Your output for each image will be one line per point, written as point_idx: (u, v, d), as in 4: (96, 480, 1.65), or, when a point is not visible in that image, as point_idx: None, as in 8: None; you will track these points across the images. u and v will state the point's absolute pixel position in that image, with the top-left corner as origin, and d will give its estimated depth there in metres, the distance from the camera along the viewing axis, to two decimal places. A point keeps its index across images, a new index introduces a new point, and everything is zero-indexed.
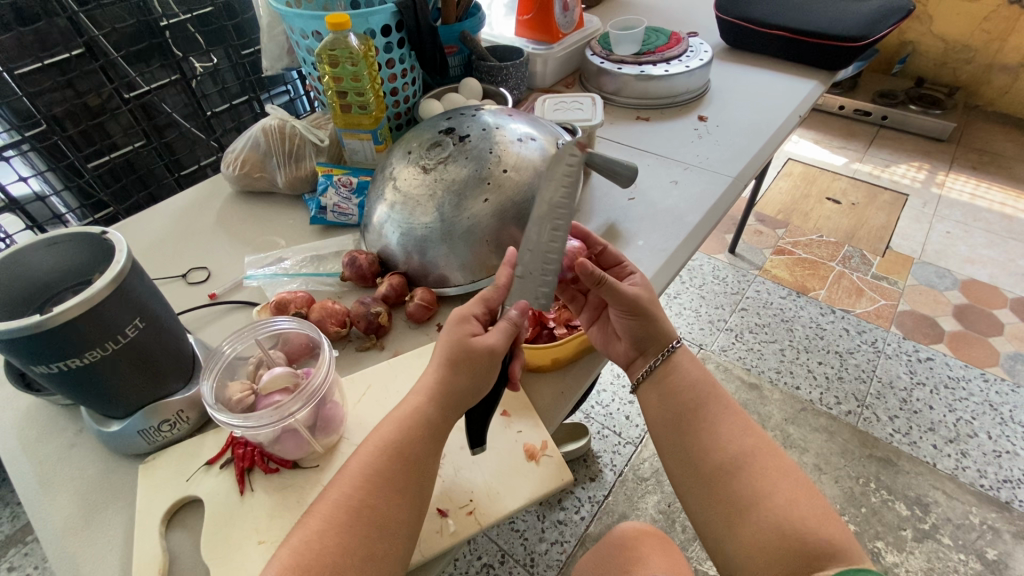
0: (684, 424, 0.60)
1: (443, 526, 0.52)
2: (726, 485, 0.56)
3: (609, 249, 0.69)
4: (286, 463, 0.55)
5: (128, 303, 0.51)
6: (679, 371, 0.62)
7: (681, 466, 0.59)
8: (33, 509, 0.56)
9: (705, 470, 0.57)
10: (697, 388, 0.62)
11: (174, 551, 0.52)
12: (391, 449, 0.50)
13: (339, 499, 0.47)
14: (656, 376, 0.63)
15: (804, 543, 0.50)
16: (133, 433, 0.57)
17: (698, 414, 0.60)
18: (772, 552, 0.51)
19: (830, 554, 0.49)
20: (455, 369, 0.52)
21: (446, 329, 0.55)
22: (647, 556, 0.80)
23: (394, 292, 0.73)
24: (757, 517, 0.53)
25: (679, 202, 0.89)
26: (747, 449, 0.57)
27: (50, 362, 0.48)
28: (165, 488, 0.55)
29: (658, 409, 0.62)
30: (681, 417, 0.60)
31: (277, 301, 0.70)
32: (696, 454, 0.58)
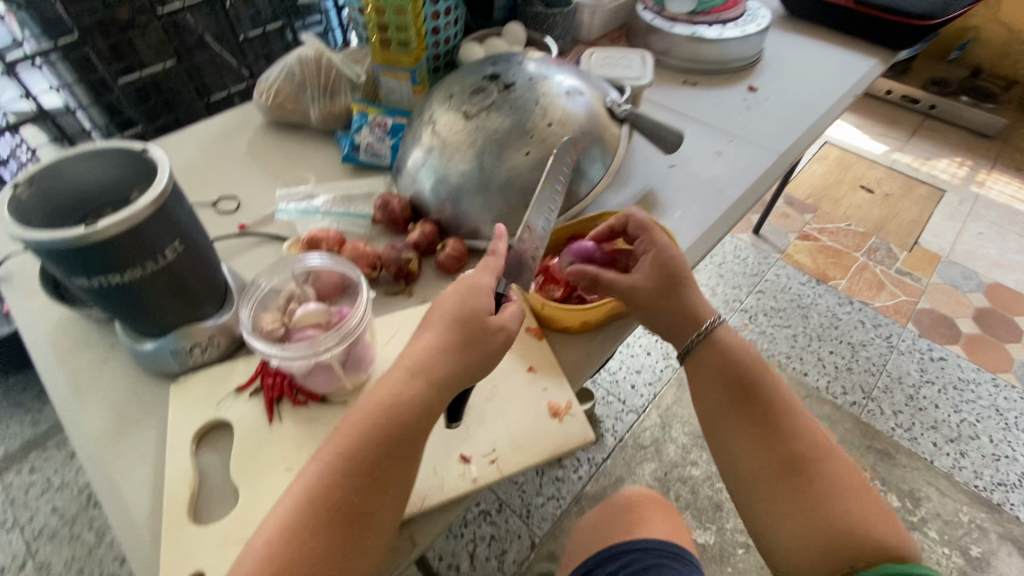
0: (742, 418, 0.58)
1: (465, 471, 0.52)
2: (784, 478, 0.54)
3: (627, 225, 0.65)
4: (314, 397, 0.56)
5: (169, 224, 0.51)
6: (732, 355, 0.60)
7: (742, 454, 0.57)
8: (70, 417, 0.58)
9: (762, 463, 0.56)
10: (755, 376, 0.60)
11: (204, 470, 0.53)
12: (383, 427, 0.47)
13: (330, 477, 0.45)
14: (709, 363, 0.61)
15: (858, 543, 0.50)
16: (167, 354, 0.58)
17: (757, 402, 0.58)
18: (825, 547, 0.51)
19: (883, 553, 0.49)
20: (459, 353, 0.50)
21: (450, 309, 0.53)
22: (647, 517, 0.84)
23: (426, 240, 0.72)
24: (810, 515, 0.52)
25: (721, 175, 0.87)
26: (802, 445, 0.56)
27: (92, 276, 0.48)
28: (197, 409, 0.56)
29: (718, 397, 0.60)
30: (733, 408, 0.58)
31: (309, 237, 0.69)
32: (758, 443, 0.56)
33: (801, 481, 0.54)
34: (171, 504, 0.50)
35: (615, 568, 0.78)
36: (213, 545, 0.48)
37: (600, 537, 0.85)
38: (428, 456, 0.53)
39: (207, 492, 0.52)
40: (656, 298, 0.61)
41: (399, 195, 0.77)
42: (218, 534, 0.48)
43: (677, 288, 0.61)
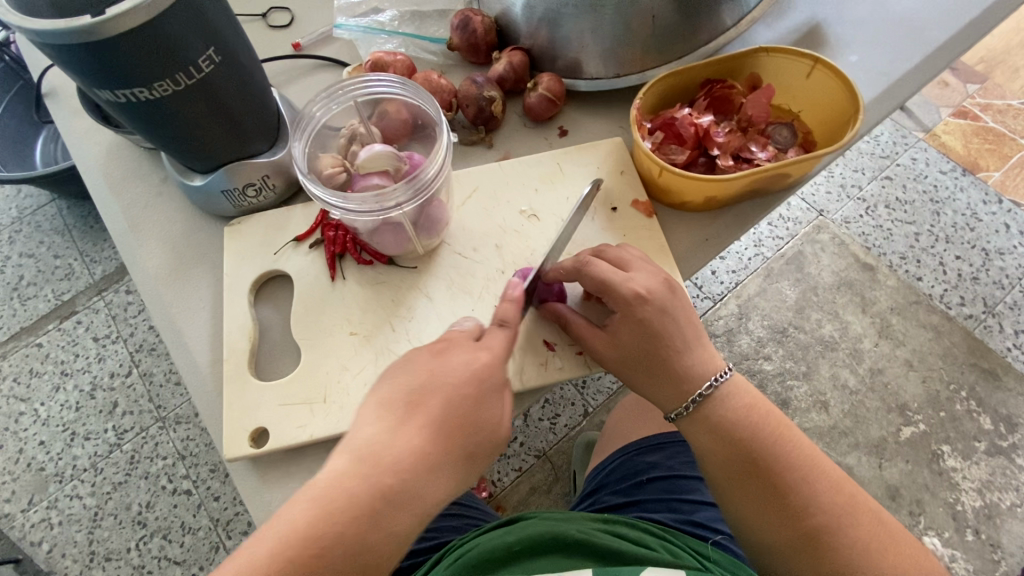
0: (759, 489, 0.41)
1: (549, 360, 0.45)
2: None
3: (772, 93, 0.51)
4: (380, 258, 0.49)
5: (199, 25, 0.39)
6: (727, 416, 0.42)
7: (761, 531, 0.41)
8: (127, 252, 0.54)
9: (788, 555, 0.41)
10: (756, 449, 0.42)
11: (264, 323, 0.49)
12: (446, 429, 0.38)
13: (379, 456, 0.36)
14: (699, 430, 0.43)
15: None
16: (217, 192, 0.51)
17: (776, 480, 0.41)
18: None
19: None
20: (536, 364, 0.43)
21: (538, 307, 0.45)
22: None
23: (513, 74, 0.57)
24: None
25: (926, 4, 0.62)
26: (843, 518, 0.40)
27: (116, 90, 0.39)
28: (253, 258, 0.50)
29: (716, 472, 0.43)
30: (747, 474, 0.41)
31: (373, 61, 0.56)
32: (780, 523, 0.41)
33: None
34: (232, 356, 0.46)
35: (658, 459, 0.67)
36: (277, 403, 0.44)
37: (634, 425, 0.74)
38: None
39: (269, 347, 0.48)
40: (634, 368, 0.43)
41: (481, 12, 0.60)
42: (281, 392, 0.45)
43: (663, 344, 0.42)
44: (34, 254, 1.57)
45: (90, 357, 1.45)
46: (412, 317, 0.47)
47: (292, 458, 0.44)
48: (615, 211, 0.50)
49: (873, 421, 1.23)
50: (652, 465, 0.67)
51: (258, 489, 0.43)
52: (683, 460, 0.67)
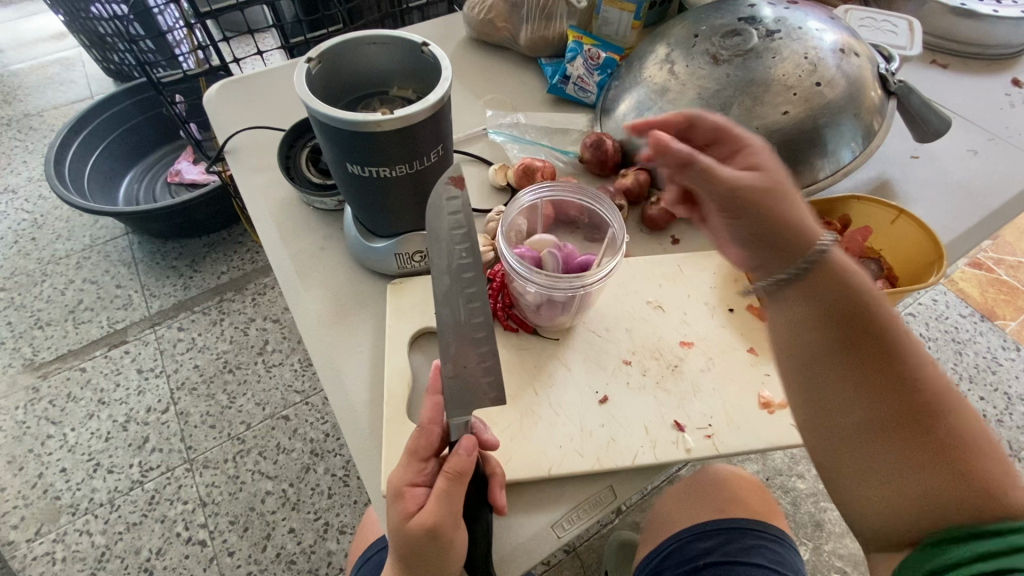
0: (853, 354, 0.38)
1: (679, 439, 0.49)
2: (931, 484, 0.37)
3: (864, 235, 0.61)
4: (527, 327, 0.56)
5: (439, 127, 0.49)
6: (840, 284, 0.39)
7: (846, 398, 0.39)
8: (292, 295, 0.61)
9: (877, 418, 0.38)
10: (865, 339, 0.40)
11: (416, 372, 0.55)
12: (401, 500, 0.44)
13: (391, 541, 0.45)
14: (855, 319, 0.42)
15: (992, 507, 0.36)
16: (389, 254, 0.59)
17: (874, 342, 0.38)
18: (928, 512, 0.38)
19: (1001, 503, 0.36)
20: (398, 501, 0.43)
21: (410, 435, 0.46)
22: (743, 494, 0.77)
23: (638, 188, 0.68)
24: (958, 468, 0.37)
25: (977, 175, 0.74)
26: (962, 421, 0.38)
27: (364, 166, 0.49)
28: (413, 314, 0.57)
29: (806, 331, 0.40)
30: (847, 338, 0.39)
31: (525, 165, 0.67)
32: (870, 391, 0.38)
33: (970, 490, 0.37)
34: (392, 399, 0.52)
35: (712, 545, 0.70)
36: None
37: (687, 510, 0.77)
38: (641, 414, 0.51)
39: (420, 395, 0.53)
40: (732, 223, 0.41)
41: (610, 136, 0.72)
42: None
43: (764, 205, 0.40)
44: (97, 281, 1.63)
45: (130, 388, 1.46)
46: (553, 383, 0.53)
47: None
48: (732, 312, 0.57)
49: None
50: (706, 551, 0.70)
51: None
52: (737, 546, 0.69)
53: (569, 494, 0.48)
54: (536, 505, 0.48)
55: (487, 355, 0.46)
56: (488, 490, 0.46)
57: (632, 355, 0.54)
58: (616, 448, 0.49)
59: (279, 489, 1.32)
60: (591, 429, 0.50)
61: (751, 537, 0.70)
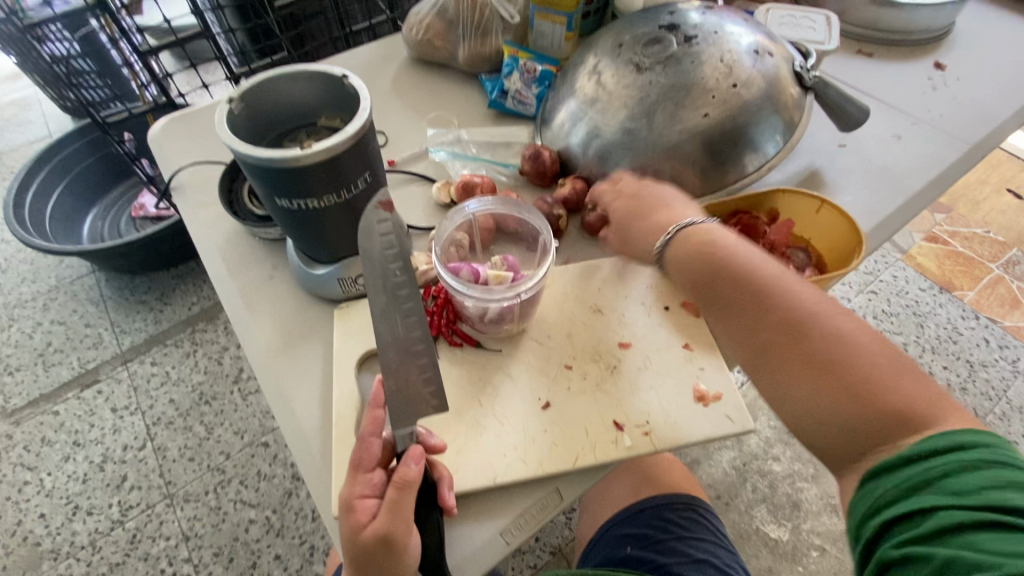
0: (738, 296, 0.51)
1: (618, 439, 0.51)
2: (832, 387, 0.44)
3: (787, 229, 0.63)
4: (470, 340, 0.58)
5: (363, 155, 0.51)
6: (695, 243, 0.55)
7: (739, 335, 0.50)
8: (242, 327, 0.62)
9: (766, 341, 0.48)
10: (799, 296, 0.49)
11: (365, 392, 0.56)
12: (352, 514, 0.44)
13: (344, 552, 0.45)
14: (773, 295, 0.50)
15: (875, 397, 0.42)
16: (333, 280, 0.60)
17: (748, 282, 0.51)
18: (835, 418, 0.43)
19: (879, 397, 0.42)
20: (352, 514, 0.44)
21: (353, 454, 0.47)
22: (657, 471, 0.84)
23: (576, 196, 0.70)
24: (824, 360, 0.45)
25: (900, 159, 0.78)
26: (849, 336, 0.45)
27: (292, 199, 0.50)
28: (360, 336, 0.58)
29: (703, 285, 0.54)
30: (730, 284, 0.52)
31: (464, 182, 0.69)
32: (751, 318, 0.50)
33: (856, 392, 0.43)
34: (340, 421, 0.53)
35: (634, 531, 0.78)
36: None
37: (610, 504, 0.85)
38: (583, 416, 0.53)
39: None
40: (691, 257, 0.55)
41: (547, 147, 0.74)
42: None
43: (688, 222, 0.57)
44: (66, 322, 1.62)
45: (105, 427, 1.44)
46: (496, 394, 0.54)
47: None
48: (668, 309, 0.59)
49: None
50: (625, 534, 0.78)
51: None
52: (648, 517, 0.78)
53: (516, 501, 0.50)
54: (483, 514, 0.49)
55: (423, 369, 0.48)
56: (437, 493, 0.47)
57: (573, 360, 0.56)
58: (559, 450, 0.51)
59: (263, 516, 1.31)
60: (535, 435, 0.52)
61: (666, 510, 0.79)
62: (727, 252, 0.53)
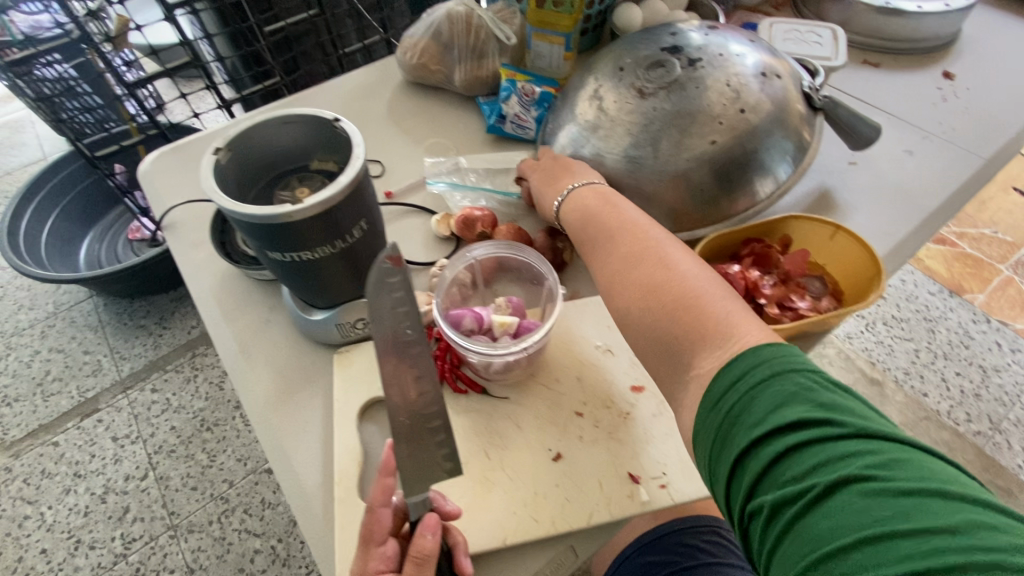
0: (599, 236, 0.56)
1: (634, 492, 0.49)
2: (660, 308, 0.47)
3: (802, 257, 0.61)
4: (475, 387, 0.55)
5: (358, 203, 0.48)
6: (577, 196, 0.60)
7: (598, 269, 0.55)
8: (238, 376, 0.59)
9: (610, 271, 0.53)
10: (675, 263, 0.48)
11: (367, 444, 0.53)
12: None
13: None
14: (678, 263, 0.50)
15: (689, 313, 0.45)
16: (331, 325, 0.58)
17: (609, 225, 0.55)
18: (655, 333, 0.47)
19: (695, 314, 0.45)
20: None
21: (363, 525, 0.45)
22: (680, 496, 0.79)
23: None
24: (653, 287, 0.48)
25: (913, 176, 0.75)
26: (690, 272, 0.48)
27: (285, 252, 0.48)
28: (361, 383, 0.56)
29: (578, 230, 0.59)
30: (593, 226, 0.57)
31: (465, 216, 0.67)
32: (605, 253, 0.54)
33: (682, 312, 0.45)
34: (342, 478, 0.50)
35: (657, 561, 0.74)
36: None
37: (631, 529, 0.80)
38: (595, 467, 0.50)
39: (373, 469, 0.52)
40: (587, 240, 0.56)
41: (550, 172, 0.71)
42: None
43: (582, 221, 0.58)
44: (64, 349, 1.60)
45: (106, 457, 1.42)
46: (504, 445, 0.52)
47: None
48: None
49: None
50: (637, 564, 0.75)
51: None
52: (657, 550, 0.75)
53: (528, 563, 0.47)
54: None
55: (427, 428, 0.45)
56: (451, 560, 0.45)
57: (584, 406, 0.54)
58: (572, 506, 0.48)
59: (268, 545, 1.29)
60: (546, 490, 0.49)
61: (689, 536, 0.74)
62: (601, 203, 0.58)
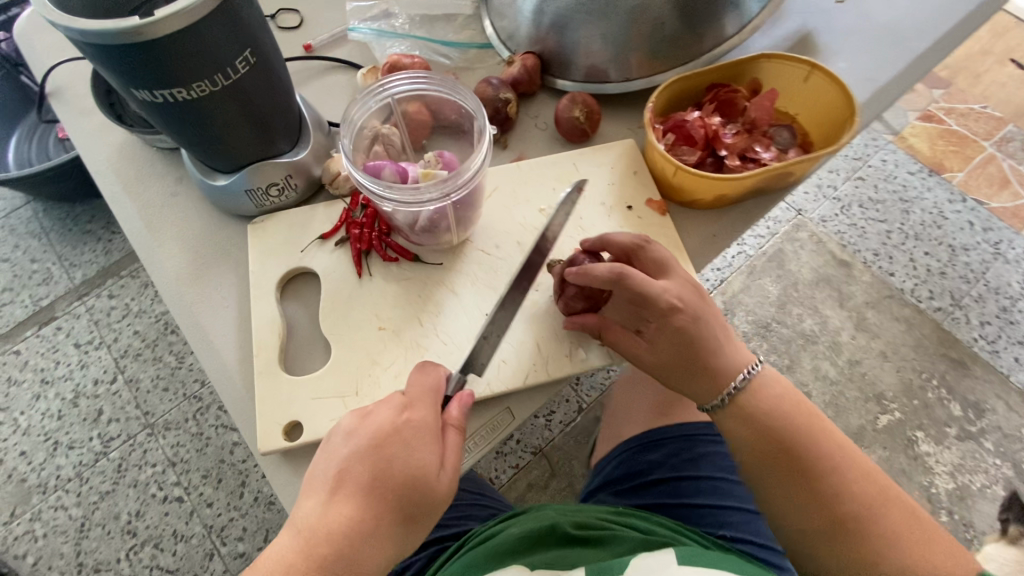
0: (675, 335, 0.42)
1: (573, 352, 0.47)
2: (774, 447, 0.43)
3: (771, 100, 0.54)
4: (405, 254, 0.51)
5: (235, 26, 0.40)
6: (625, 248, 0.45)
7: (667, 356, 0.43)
8: (147, 255, 0.54)
9: (689, 367, 0.43)
10: (766, 417, 0.43)
11: (291, 320, 0.50)
12: (399, 438, 0.39)
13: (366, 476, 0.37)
14: (734, 425, 0.44)
15: (803, 455, 0.42)
16: (241, 192, 0.52)
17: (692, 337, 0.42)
18: (760, 452, 0.43)
19: (812, 462, 0.42)
20: (404, 444, 0.38)
21: (384, 412, 0.40)
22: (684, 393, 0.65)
23: (526, 76, 0.59)
24: (767, 430, 0.43)
25: (906, 14, 0.66)
26: (798, 414, 0.43)
27: (152, 89, 0.39)
28: (279, 254, 0.51)
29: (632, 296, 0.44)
30: (670, 328, 0.42)
31: (392, 63, 0.58)
32: (681, 353, 0.42)
33: (797, 462, 0.42)
34: (261, 351, 0.47)
35: (659, 458, 0.63)
36: (310, 396, 0.45)
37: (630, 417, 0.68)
38: (533, 331, 0.47)
39: (297, 343, 0.49)
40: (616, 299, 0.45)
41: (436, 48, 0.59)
42: (315, 386, 0.46)
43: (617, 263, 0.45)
44: (9, 258, 1.50)
45: (72, 363, 1.39)
46: (438, 313, 0.48)
47: None
48: (631, 209, 0.53)
49: (852, 408, 1.25)
50: (656, 466, 0.63)
51: (292, 482, 0.44)
52: (686, 457, 0.62)
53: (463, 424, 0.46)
54: None
55: None
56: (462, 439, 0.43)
57: (524, 270, 0.50)
58: (507, 369, 0.46)
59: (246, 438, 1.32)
60: (481, 355, 0.47)
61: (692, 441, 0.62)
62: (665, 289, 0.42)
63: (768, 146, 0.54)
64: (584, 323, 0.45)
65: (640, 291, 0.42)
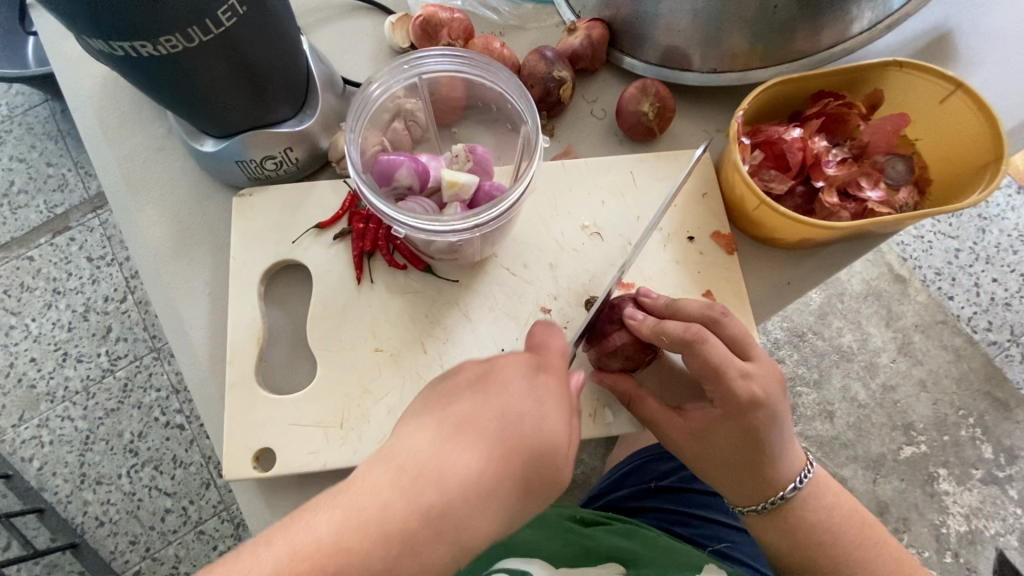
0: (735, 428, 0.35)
1: (596, 411, 0.40)
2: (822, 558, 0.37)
3: (893, 123, 0.43)
4: (416, 264, 0.43)
5: None
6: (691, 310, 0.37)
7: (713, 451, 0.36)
8: (123, 216, 0.46)
9: (738, 465, 0.36)
10: (823, 528, 0.37)
11: (277, 319, 0.43)
12: (537, 402, 0.31)
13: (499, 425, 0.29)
14: (768, 532, 0.38)
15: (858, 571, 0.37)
16: (231, 161, 0.44)
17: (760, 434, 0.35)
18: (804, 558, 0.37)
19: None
20: (542, 403, 0.30)
21: (517, 376, 0.31)
22: None
23: (589, 50, 0.48)
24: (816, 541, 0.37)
25: None
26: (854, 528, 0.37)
27: (109, 41, 0.30)
28: (268, 241, 0.44)
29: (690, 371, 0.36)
30: (730, 420, 0.35)
31: (426, 18, 0.47)
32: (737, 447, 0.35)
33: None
34: (240, 354, 0.41)
35: (672, 468, 0.57)
36: (287, 422, 0.39)
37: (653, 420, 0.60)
38: None
39: (280, 350, 0.43)
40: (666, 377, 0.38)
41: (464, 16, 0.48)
42: (293, 408, 0.39)
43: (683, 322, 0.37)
44: None
45: (83, 276, 1.13)
46: (444, 338, 0.41)
47: (299, 481, 0.39)
48: (692, 240, 0.44)
49: (873, 436, 0.97)
50: (665, 476, 0.57)
51: (262, 513, 0.39)
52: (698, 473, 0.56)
53: None
54: None
55: None
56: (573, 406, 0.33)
57: (552, 301, 0.42)
58: None
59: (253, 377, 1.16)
60: None
61: None
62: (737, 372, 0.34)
63: (877, 181, 0.44)
64: (619, 385, 0.38)
65: (709, 368, 0.34)
